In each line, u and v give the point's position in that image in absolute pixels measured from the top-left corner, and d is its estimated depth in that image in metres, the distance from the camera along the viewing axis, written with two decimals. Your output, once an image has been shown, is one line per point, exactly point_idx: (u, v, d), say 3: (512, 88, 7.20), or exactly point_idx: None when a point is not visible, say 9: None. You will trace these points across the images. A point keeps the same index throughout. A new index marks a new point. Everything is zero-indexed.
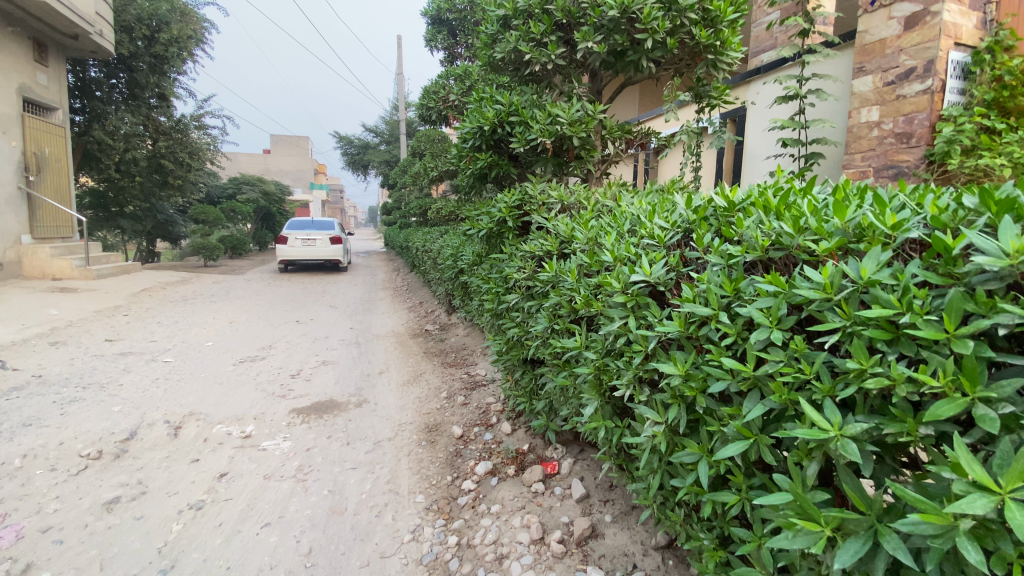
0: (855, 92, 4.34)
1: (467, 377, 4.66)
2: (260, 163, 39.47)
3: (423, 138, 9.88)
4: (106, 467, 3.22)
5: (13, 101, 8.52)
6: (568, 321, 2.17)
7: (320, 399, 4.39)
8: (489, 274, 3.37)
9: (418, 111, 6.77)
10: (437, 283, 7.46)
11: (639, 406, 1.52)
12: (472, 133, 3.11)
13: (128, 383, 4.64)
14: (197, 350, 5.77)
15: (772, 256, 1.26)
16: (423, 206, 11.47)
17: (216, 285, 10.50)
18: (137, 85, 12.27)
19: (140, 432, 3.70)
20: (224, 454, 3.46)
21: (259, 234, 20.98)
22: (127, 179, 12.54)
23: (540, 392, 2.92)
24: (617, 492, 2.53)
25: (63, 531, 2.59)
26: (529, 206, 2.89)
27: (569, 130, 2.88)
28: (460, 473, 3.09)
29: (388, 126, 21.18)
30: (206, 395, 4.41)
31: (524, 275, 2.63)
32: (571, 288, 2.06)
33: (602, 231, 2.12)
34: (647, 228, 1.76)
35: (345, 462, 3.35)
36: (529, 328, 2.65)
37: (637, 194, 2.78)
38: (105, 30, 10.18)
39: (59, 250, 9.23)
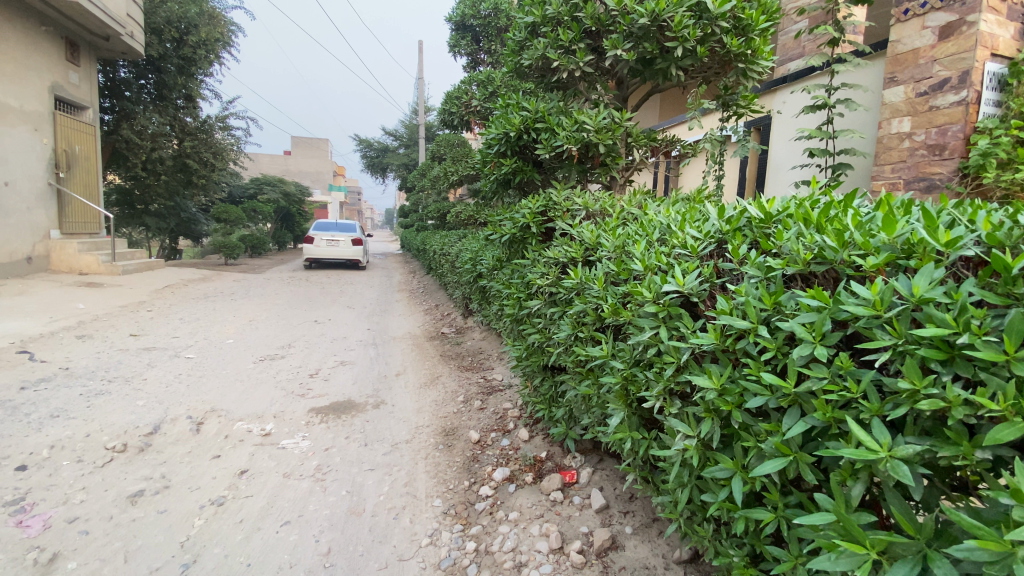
0: (886, 102, 4.26)
1: (484, 382, 4.65)
2: (282, 164, 40.16)
3: (443, 142, 9.95)
4: (130, 460, 3.28)
5: (45, 99, 8.78)
6: (593, 329, 2.15)
7: (338, 399, 4.42)
8: (510, 280, 3.36)
9: (440, 116, 6.82)
10: (454, 287, 7.49)
11: (670, 418, 1.49)
12: (497, 139, 3.12)
13: (152, 378, 4.73)
14: (218, 347, 5.86)
15: (814, 270, 1.24)
16: (440, 210, 11.54)
17: (236, 283, 10.67)
18: (165, 86, 12.58)
19: (163, 426, 3.77)
20: (245, 451, 3.50)
21: (279, 233, 21.31)
22: (153, 177, 12.84)
23: (560, 400, 2.90)
24: (638, 503, 2.50)
25: (89, 522, 2.64)
26: (554, 212, 2.87)
27: (596, 137, 2.87)
28: (477, 479, 3.08)
29: (407, 130, 21.39)
30: (227, 392, 4.47)
31: (547, 282, 2.61)
32: (598, 296, 2.04)
33: (630, 240, 2.10)
34: (678, 238, 1.74)
35: (363, 463, 3.36)
36: (551, 335, 2.64)
37: (663, 203, 2.76)
38: (136, 32, 10.46)
39: (87, 246, 9.46)
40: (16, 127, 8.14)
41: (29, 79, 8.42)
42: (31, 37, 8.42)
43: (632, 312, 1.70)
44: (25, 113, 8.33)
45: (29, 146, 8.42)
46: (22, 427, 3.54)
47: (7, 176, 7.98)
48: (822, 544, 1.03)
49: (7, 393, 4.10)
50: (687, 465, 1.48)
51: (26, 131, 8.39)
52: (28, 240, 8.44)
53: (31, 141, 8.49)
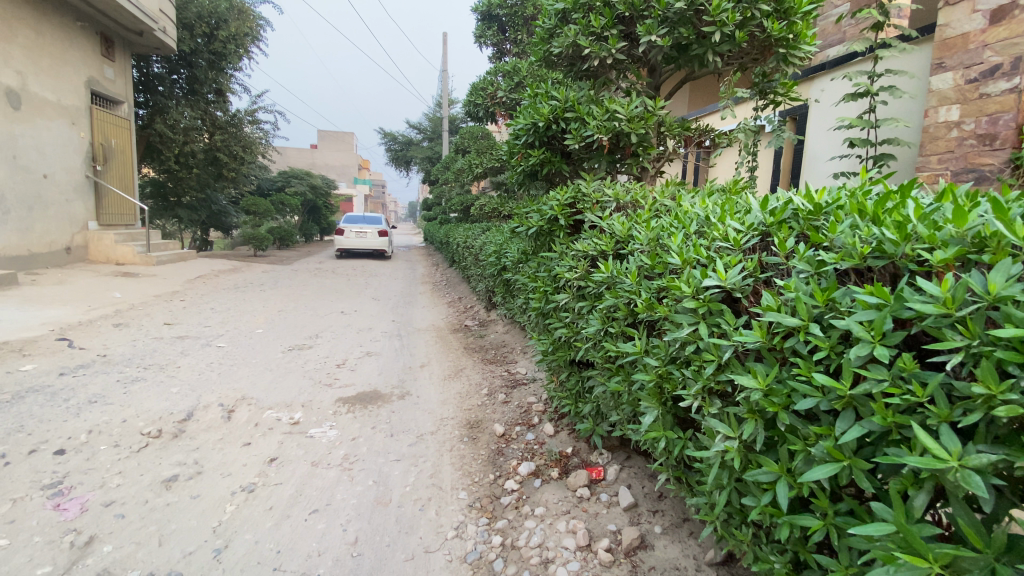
0: (933, 90, 4.03)
1: (508, 375, 4.63)
2: (308, 158, 40.81)
3: (467, 134, 9.91)
4: (165, 445, 3.38)
5: (81, 94, 9.06)
6: (624, 325, 2.10)
7: (364, 390, 4.47)
8: (535, 273, 3.30)
9: (464, 107, 6.79)
10: (477, 280, 7.48)
11: (709, 418, 1.44)
12: (525, 130, 3.06)
13: (184, 366, 4.86)
14: (248, 336, 5.99)
15: (871, 265, 1.16)
16: (464, 202, 11.54)
17: (265, 274, 10.90)
18: (196, 81, 12.86)
19: (196, 413, 3.87)
20: (274, 440, 3.57)
21: (305, 226, 21.69)
22: (185, 171, 13.18)
23: (587, 396, 2.85)
24: (667, 502, 2.46)
25: (125, 506, 2.72)
26: (582, 204, 2.80)
27: (628, 127, 2.78)
28: (502, 472, 3.07)
29: (431, 122, 21.45)
30: (257, 381, 4.56)
31: (576, 275, 2.55)
32: (630, 291, 1.98)
33: (665, 232, 2.03)
34: (718, 230, 1.68)
35: (389, 453, 3.39)
36: (579, 330, 2.59)
37: (698, 195, 2.67)
38: (167, 27, 10.70)
39: (122, 237, 9.78)
40: (55, 121, 8.43)
41: (66, 74, 8.70)
42: (67, 33, 8.69)
43: (668, 308, 1.64)
44: (63, 108, 8.61)
45: (67, 140, 8.71)
46: (63, 412, 3.68)
47: (47, 169, 8.28)
48: (878, 556, 0.97)
49: (48, 378, 4.26)
50: (726, 467, 1.42)
51: (64, 125, 8.67)
52: (67, 231, 8.77)
53: (69, 135, 8.78)
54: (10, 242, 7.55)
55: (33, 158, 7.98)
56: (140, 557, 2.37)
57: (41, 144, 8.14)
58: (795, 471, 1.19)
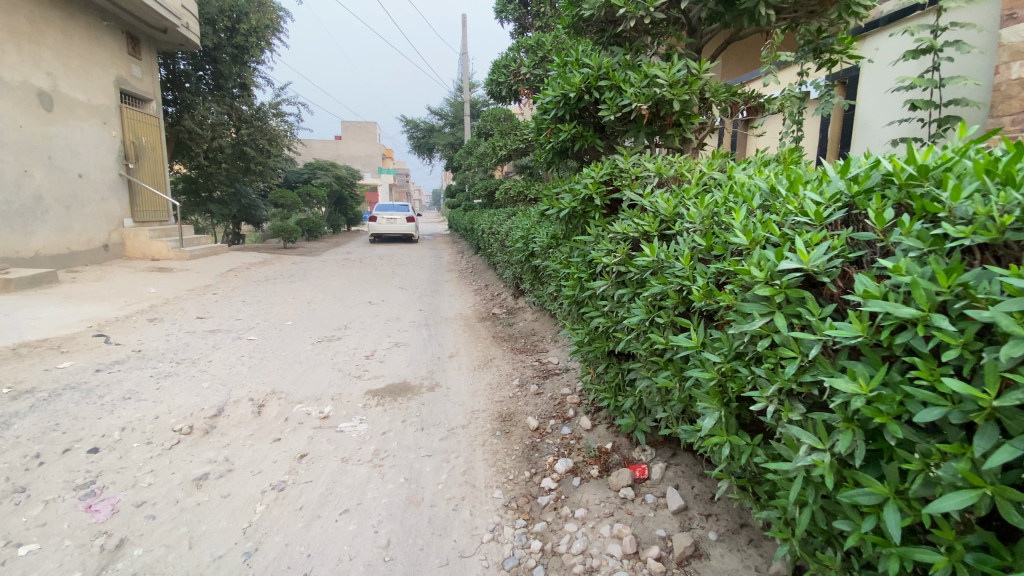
0: (1003, 44, 3.59)
1: (539, 365, 4.46)
2: (333, 149, 41.11)
3: (489, 117, 9.63)
4: (196, 442, 3.35)
5: (111, 94, 9.19)
6: (674, 314, 1.89)
7: (393, 381, 4.37)
8: (567, 257, 3.09)
9: (487, 87, 6.53)
10: (504, 267, 7.29)
11: (788, 426, 1.24)
12: (555, 103, 2.82)
13: (216, 360, 4.87)
14: (278, 329, 5.99)
15: (1012, 238, 0.96)
16: (488, 187, 11.31)
17: (294, 265, 10.99)
18: (221, 76, 12.95)
19: (227, 408, 3.84)
20: (304, 435, 3.50)
21: (332, 216, 21.87)
22: (214, 166, 13.37)
23: (628, 389, 2.65)
24: (720, 505, 2.27)
25: (155, 506, 2.69)
26: (620, 181, 2.56)
27: (670, 93, 2.52)
28: (538, 469, 2.90)
29: (452, 108, 21.17)
30: (286, 374, 4.52)
31: (616, 260, 2.33)
32: (683, 277, 1.76)
33: (721, 209, 1.80)
34: (791, 202, 1.44)
35: (420, 448, 3.27)
36: (620, 319, 2.38)
37: (751, 166, 2.40)
38: (191, 23, 10.74)
39: (156, 233, 9.98)
40: (87, 121, 8.58)
41: (95, 74, 8.82)
42: (95, 33, 8.77)
43: (734, 296, 1.43)
44: (94, 107, 8.75)
45: (99, 139, 8.85)
46: (97, 409, 3.69)
47: (81, 168, 8.45)
48: None
49: (84, 375, 4.31)
50: (810, 483, 1.23)
51: (96, 124, 8.82)
52: (104, 229, 8.97)
53: (101, 135, 8.93)
54: (50, 242, 7.76)
55: (67, 158, 8.14)
56: (170, 561, 2.32)
57: (74, 144, 8.29)
58: (910, 493, 1.00)
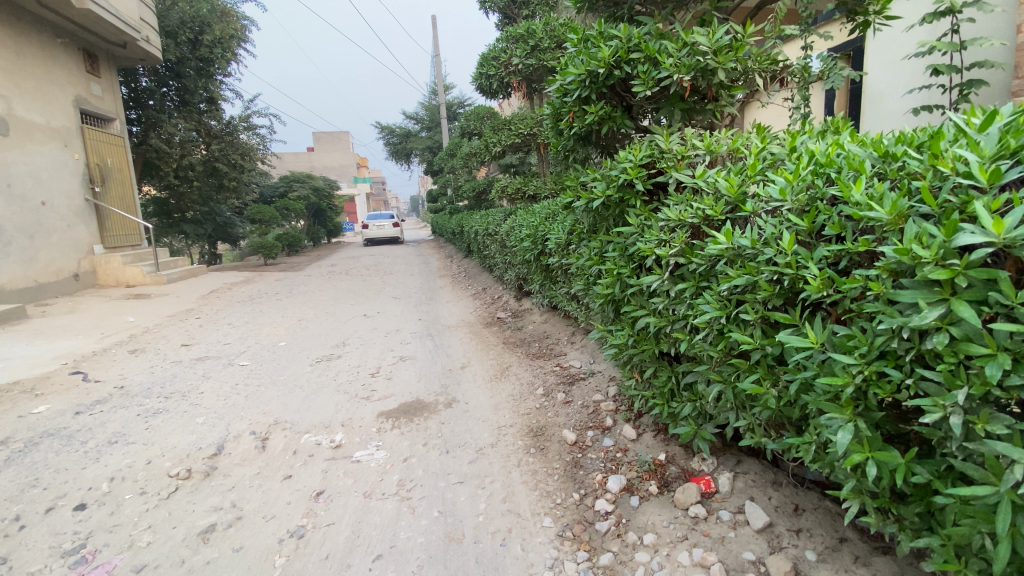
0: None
1: (561, 371, 4.16)
2: (307, 161, 40.23)
3: (473, 115, 9.32)
4: (197, 488, 3.00)
5: (70, 114, 8.64)
6: (765, 308, 1.63)
7: (406, 400, 4.02)
8: (598, 253, 2.81)
9: (475, 82, 6.24)
10: (505, 269, 6.97)
11: (987, 442, 1.01)
12: (579, 82, 2.55)
13: (208, 391, 4.47)
14: (271, 351, 5.59)
15: None
16: (475, 189, 10.93)
17: (279, 282, 10.52)
18: (187, 91, 12.40)
19: (227, 446, 3.47)
20: (317, 469, 3.15)
21: (311, 229, 21.24)
22: (186, 184, 12.78)
23: (685, 393, 2.40)
24: (809, 517, 2.02)
25: (158, 570, 2.33)
26: (664, 163, 2.29)
27: (715, 61, 2.30)
28: (587, 490, 2.61)
29: (427, 111, 20.78)
30: (288, 401, 4.15)
31: (673, 252, 2.06)
32: (783, 266, 1.49)
33: (817, 181, 1.54)
34: (934, 164, 1.21)
35: (449, 475, 2.95)
36: (680, 316, 2.12)
37: (813, 136, 2.16)
38: (151, 36, 10.20)
39: (130, 259, 9.45)
40: (46, 144, 8.03)
41: (53, 95, 8.27)
42: (49, 50, 8.23)
43: (881, 284, 1.17)
44: (53, 130, 8.19)
45: (61, 163, 8.30)
46: (81, 458, 3.30)
47: (44, 195, 7.91)
48: None
49: (63, 419, 3.89)
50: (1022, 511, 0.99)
51: (57, 147, 8.27)
52: (73, 258, 8.43)
53: (63, 158, 8.39)
54: (16, 275, 7.22)
55: (29, 185, 7.61)
56: None
57: (35, 169, 7.74)
58: None
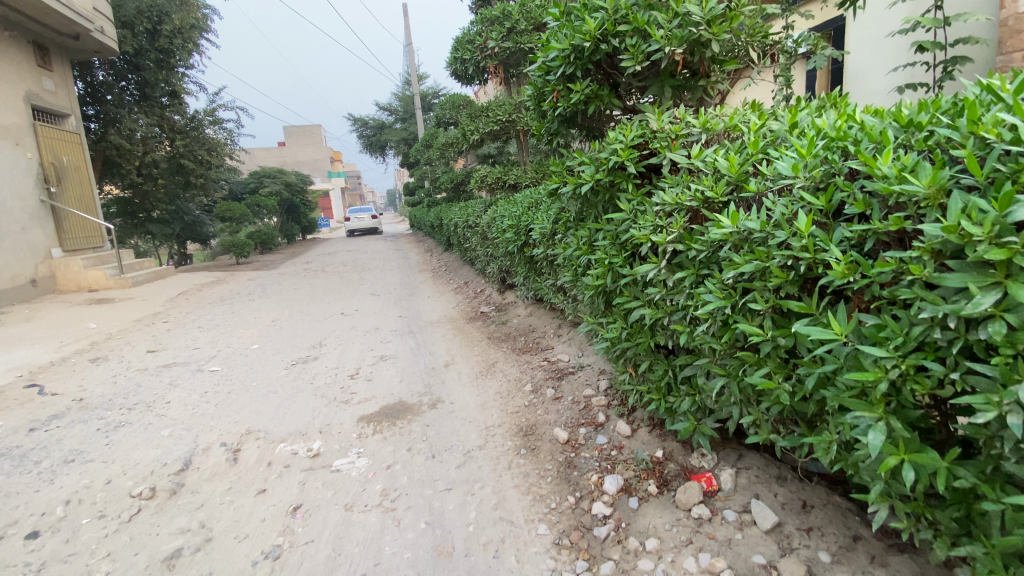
0: None
1: (549, 366, 4.01)
2: (278, 156, 39.13)
3: (449, 104, 9.04)
4: (161, 508, 2.77)
5: (21, 111, 8.09)
6: (778, 297, 1.49)
7: (387, 403, 3.81)
8: (587, 242, 2.65)
9: (451, 67, 6.04)
10: (487, 261, 6.78)
11: None
12: (563, 58, 2.39)
13: (175, 400, 4.20)
14: (243, 355, 5.31)
15: None
16: (453, 180, 10.64)
17: (251, 282, 10.12)
18: (147, 85, 11.77)
19: (195, 460, 3.24)
20: (294, 481, 2.95)
21: (285, 226, 20.67)
22: (150, 183, 12.20)
23: (684, 387, 2.27)
24: (818, 514, 1.92)
25: None
26: (656, 143, 2.14)
27: (709, 32, 2.16)
28: (583, 492, 2.47)
29: (401, 102, 20.31)
30: (262, 408, 3.91)
31: (671, 238, 1.92)
32: (799, 250, 1.35)
33: (832, 155, 1.40)
34: (973, 130, 1.07)
35: (436, 482, 2.78)
36: (679, 306, 1.98)
37: (812, 109, 2.03)
38: (107, 27, 9.60)
39: (91, 262, 8.95)
40: None
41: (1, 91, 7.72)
42: None
43: (921, 266, 1.04)
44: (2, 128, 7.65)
45: (11, 163, 7.76)
46: (33, 480, 3.03)
47: None
48: None
49: (14, 438, 3.58)
50: None
51: (7, 147, 7.73)
52: (29, 263, 7.94)
53: (15, 158, 7.85)
54: None
55: None
56: None
57: None
58: None
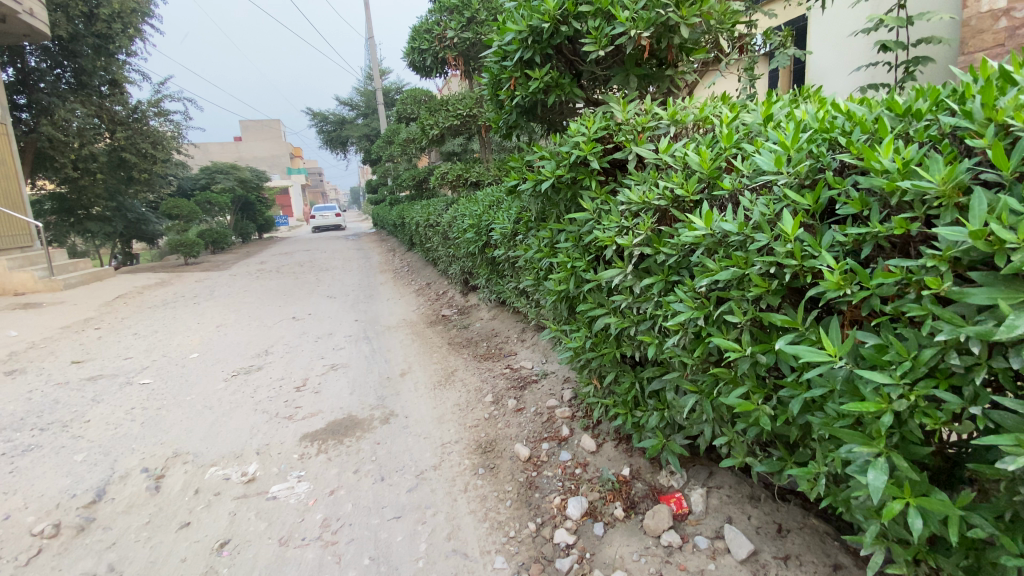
0: None
1: (511, 374, 3.79)
2: (234, 151, 37.45)
3: (409, 99, 8.70)
4: (64, 549, 2.40)
5: None
6: (757, 310, 1.31)
7: (335, 418, 3.50)
8: (548, 244, 2.45)
9: (409, 58, 5.74)
10: (449, 262, 6.53)
11: None
12: (521, 41, 2.19)
13: (96, 419, 3.75)
14: (180, 365, 4.86)
15: None
16: (415, 178, 10.28)
17: (199, 283, 9.49)
18: (84, 73, 10.86)
19: (111, 490, 2.85)
20: (224, 512, 2.62)
21: (239, 225, 19.70)
22: (87, 177, 11.15)
23: (652, 399, 2.10)
24: (795, 540, 1.77)
25: None
26: (621, 136, 1.95)
27: (678, 16, 2.01)
28: (544, 518, 2.26)
29: (363, 97, 19.68)
30: (195, 426, 3.53)
31: (638, 241, 1.73)
32: (784, 257, 1.17)
33: (818, 148, 1.23)
34: (992, 118, 0.93)
35: (384, 509, 2.51)
36: (646, 316, 1.80)
37: (787, 101, 1.88)
38: (37, 8, 8.77)
39: (16, 263, 8.16)
40: None
41: None
42: None
43: (939, 278, 0.87)
44: None
45: None
46: None
47: None
48: None
49: None
50: None
51: None
52: None
53: None
54: None
55: None
56: None
57: None
58: None
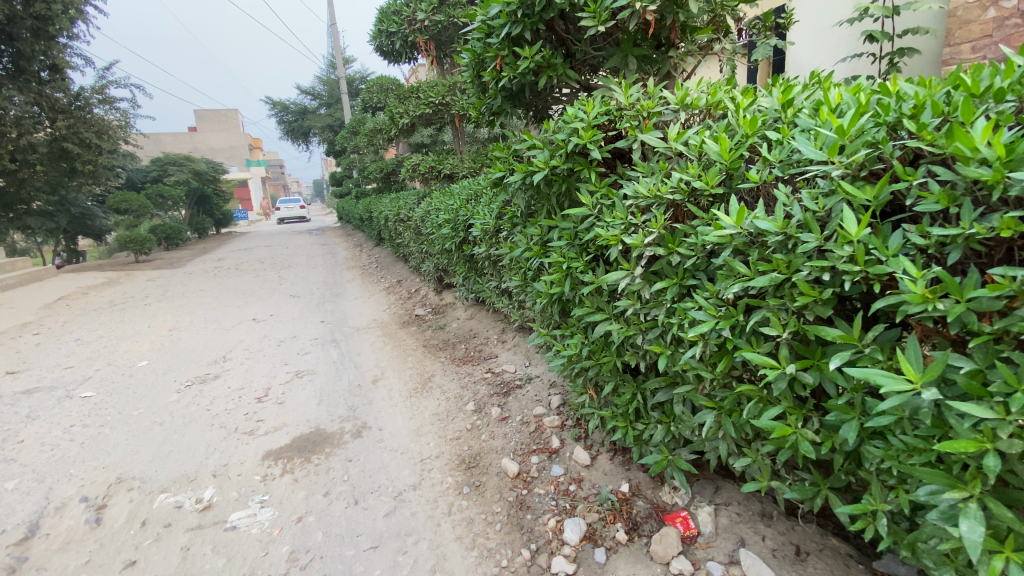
0: None
1: (492, 378, 3.57)
2: (189, 142, 35.55)
3: (376, 86, 8.25)
4: None
5: None
6: (801, 323, 1.14)
7: (301, 433, 3.20)
8: (538, 241, 2.23)
9: (375, 41, 5.37)
10: (421, 259, 6.23)
11: None
12: (511, 15, 1.96)
13: (30, 439, 3.33)
14: (128, 374, 4.43)
15: None
16: (382, 170, 9.85)
17: (152, 282, 8.86)
18: (21, 58, 9.73)
19: (43, 525, 2.49)
20: (174, 547, 2.30)
21: (195, 220, 18.69)
22: (25, 169, 10.22)
23: (655, 412, 1.92)
24: (816, 564, 1.63)
25: None
26: (625, 122, 1.74)
27: None
28: (539, 544, 2.05)
29: (326, 86, 18.86)
30: (143, 445, 3.17)
31: (650, 240, 1.53)
32: (845, 262, 1.00)
33: (877, 134, 1.06)
34: None
35: (359, 537, 2.25)
36: (653, 323, 1.62)
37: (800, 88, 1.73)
38: None
39: None
40: None
41: None
42: None
43: None
44: None
45: None
46: None
47: None
48: None
49: None
50: None
51: None
52: None
53: None
54: None
55: None
56: None
57: None
58: None
